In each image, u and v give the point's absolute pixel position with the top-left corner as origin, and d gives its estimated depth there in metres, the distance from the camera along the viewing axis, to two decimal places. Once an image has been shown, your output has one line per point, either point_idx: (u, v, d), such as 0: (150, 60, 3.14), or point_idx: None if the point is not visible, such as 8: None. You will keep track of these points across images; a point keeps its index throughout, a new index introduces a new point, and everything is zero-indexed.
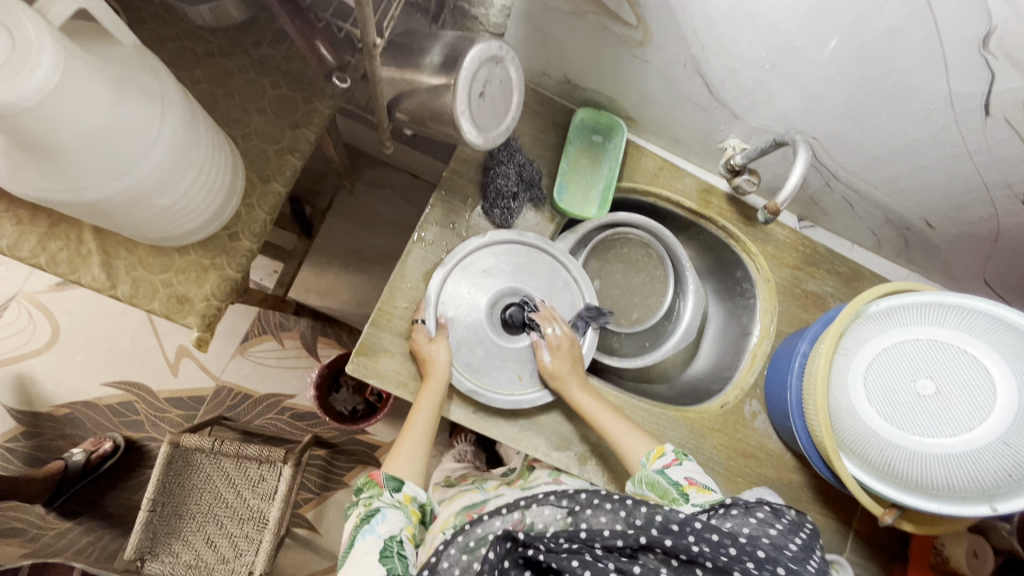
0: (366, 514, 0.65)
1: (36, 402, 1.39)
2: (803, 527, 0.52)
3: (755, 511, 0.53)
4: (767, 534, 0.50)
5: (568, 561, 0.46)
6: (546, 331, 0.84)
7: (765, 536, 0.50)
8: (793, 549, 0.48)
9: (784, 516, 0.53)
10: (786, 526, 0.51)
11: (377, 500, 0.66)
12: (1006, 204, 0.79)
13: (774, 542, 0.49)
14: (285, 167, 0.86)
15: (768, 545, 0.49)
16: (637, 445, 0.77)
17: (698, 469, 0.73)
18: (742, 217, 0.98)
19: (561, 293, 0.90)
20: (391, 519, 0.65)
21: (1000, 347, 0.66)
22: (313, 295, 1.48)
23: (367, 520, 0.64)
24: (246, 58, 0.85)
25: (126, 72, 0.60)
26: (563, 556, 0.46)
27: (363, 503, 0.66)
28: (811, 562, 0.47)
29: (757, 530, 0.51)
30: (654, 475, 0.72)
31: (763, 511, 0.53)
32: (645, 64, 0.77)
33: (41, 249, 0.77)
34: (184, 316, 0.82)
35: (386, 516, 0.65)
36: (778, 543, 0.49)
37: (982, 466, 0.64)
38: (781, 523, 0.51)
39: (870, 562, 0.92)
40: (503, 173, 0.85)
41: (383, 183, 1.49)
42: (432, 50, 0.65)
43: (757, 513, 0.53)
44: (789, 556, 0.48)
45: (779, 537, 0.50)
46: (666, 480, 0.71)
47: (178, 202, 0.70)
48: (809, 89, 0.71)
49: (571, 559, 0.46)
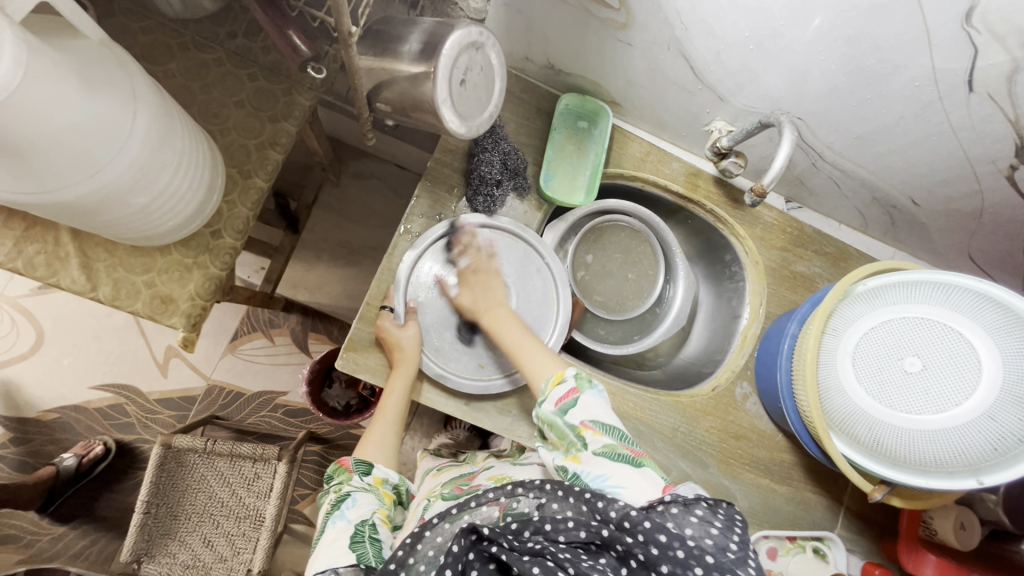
0: (337, 499, 0.66)
1: (23, 407, 1.38)
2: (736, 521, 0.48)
3: (694, 508, 0.48)
4: (709, 534, 0.46)
5: (529, 566, 0.45)
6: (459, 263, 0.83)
7: (708, 537, 0.46)
8: (736, 550, 0.45)
9: (719, 510, 0.48)
10: (723, 524, 0.47)
11: (347, 485, 0.68)
12: (990, 181, 0.79)
13: (717, 544, 0.46)
14: (266, 162, 0.85)
15: (713, 548, 0.45)
16: (543, 369, 0.71)
17: (598, 397, 0.64)
18: (730, 200, 0.98)
19: (533, 280, 0.89)
20: (362, 504, 0.66)
21: (986, 323, 0.67)
22: (302, 290, 1.47)
23: (337, 506, 0.65)
24: (222, 50, 0.83)
25: (93, 66, 0.58)
26: (524, 561, 0.45)
27: (334, 490, 0.68)
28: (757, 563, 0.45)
29: (699, 530, 0.46)
30: (552, 416, 0.64)
31: (702, 508, 0.48)
32: (629, 48, 0.76)
33: (17, 252, 0.75)
34: (169, 316, 0.80)
35: (356, 500, 0.66)
36: (720, 544, 0.46)
37: (968, 441, 0.65)
38: (719, 520, 0.47)
39: (861, 537, 0.94)
40: (487, 161, 0.84)
41: (369, 175, 1.47)
42: (410, 37, 0.64)
43: (696, 510, 0.48)
44: (733, 559, 0.45)
45: (721, 537, 0.46)
46: (563, 424, 0.63)
47: (156, 199, 0.69)
48: (795, 68, 0.70)
49: (532, 566, 0.45)
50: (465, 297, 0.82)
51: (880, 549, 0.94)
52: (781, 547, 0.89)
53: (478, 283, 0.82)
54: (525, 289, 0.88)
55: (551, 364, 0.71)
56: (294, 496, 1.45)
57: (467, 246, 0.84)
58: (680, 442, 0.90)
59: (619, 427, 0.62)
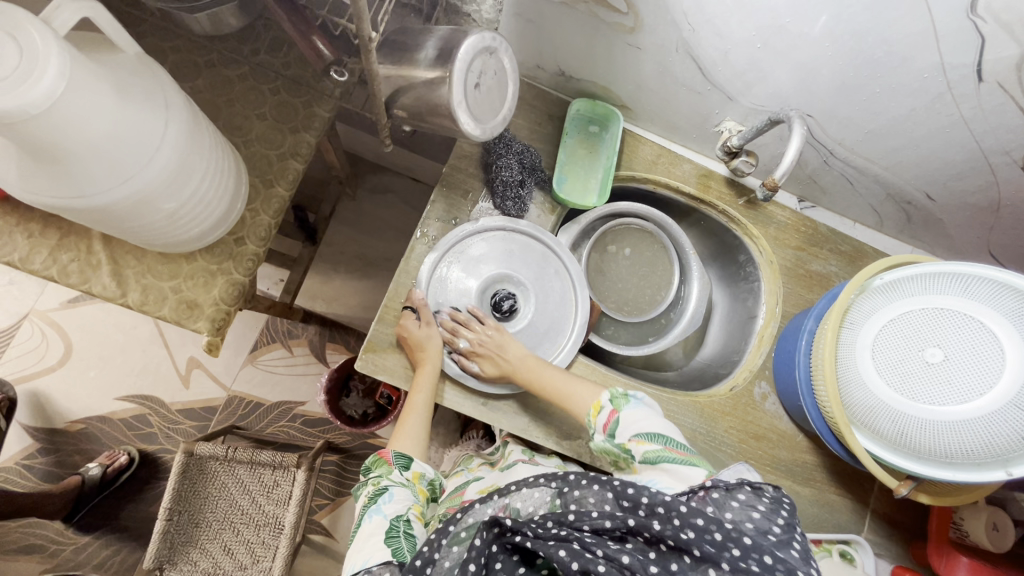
0: (375, 493, 0.68)
1: (51, 418, 1.41)
2: (781, 502, 0.50)
3: (737, 493, 0.50)
4: (751, 517, 0.48)
5: (555, 549, 0.45)
6: (461, 348, 0.82)
7: (748, 521, 0.48)
8: (777, 532, 0.47)
9: (764, 494, 0.50)
10: (768, 506, 0.49)
11: (385, 478, 0.70)
12: (1007, 171, 0.78)
13: (758, 527, 0.48)
14: (288, 171, 0.88)
15: (752, 531, 0.47)
16: (587, 397, 0.73)
17: (639, 408, 0.67)
18: (742, 200, 0.98)
19: (551, 282, 0.91)
20: (398, 498, 0.67)
21: (1005, 310, 0.66)
22: (320, 302, 1.50)
23: (375, 500, 0.67)
24: (246, 67, 0.87)
25: (130, 78, 0.62)
26: (551, 545, 0.45)
27: (373, 482, 0.70)
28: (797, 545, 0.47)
29: (740, 514, 0.49)
30: (602, 443, 0.67)
31: (744, 491, 0.50)
32: (638, 51, 0.78)
33: (52, 260, 0.79)
34: (194, 320, 0.83)
35: (393, 495, 0.67)
36: (761, 527, 0.48)
37: (994, 432, 0.64)
38: (764, 503, 0.49)
39: (890, 541, 0.91)
40: (507, 165, 0.86)
41: (385, 189, 1.51)
42: (426, 45, 0.67)
43: (739, 494, 0.50)
44: (773, 542, 0.46)
45: (763, 520, 0.48)
46: (613, 445, 0.65)
47: (184, 206, 0.71)
48: (802, 66, 0.71)
49: (559, 549, 0.45)
50: (487, 368, 0.80)
51: (909, 553, 0.91)
52: None
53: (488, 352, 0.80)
54: (543, 293, 0.90)
55: (592, 390, 0.74)
56: (312, 506, 1.45)
57: (459, 329, 0.82)
58: (700, 443, 0.89)
59: (665, 432, 0.62)
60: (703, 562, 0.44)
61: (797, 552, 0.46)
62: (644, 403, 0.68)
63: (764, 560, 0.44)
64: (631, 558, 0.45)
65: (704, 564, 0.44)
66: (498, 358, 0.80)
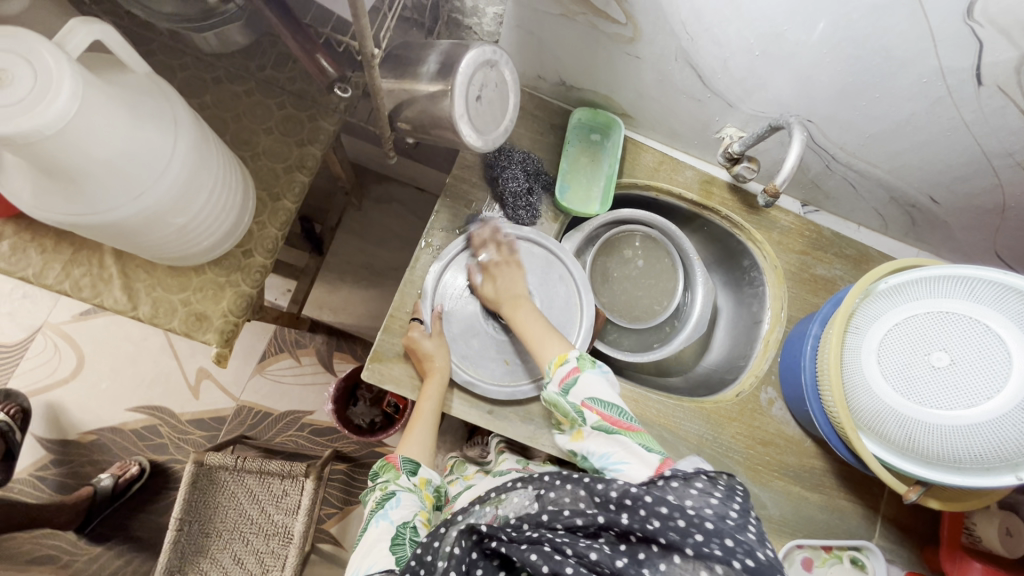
0: (382, 498, 0.68)
1: (64, 430, 1.43)
2: (736, 490, 0.51)
3: (695, 481, 0.50)
4: (710, 504, 0.48)
5: (528, 554, 0.46)
6: (479, 257, 0.86)
7: (707, 507, 0.48)
8: (734, 517, 0.47)
9: (720, 483, 0.51)
10: (723, 493, 0.49)
11: (393, 483, 0.71)
12: (1010, 173, 0.78)
13: (717, 512, 0.47)
14: (294, 184, 0.89)
15: (712, 516, 0.47)
16: (553, 351, 0.73)
17: (600, 375, 0.66)
18: (744, 205, 0.98)
19: (556, 287, 0.91)
20: (405, 504, 0.68)
21: (1011, 314, 0.65)
22: (327, 311, 1.51)
23: (382, 505, 0.67)
24: (253, 83, 0.89)
25: (139, 96, 0.63)
26: (523, 549, 0.46)
27: (381, 487, 0.70)
28: (753, 528, 0.47)
29: (699, 501, 0.48)
30: (556, 396, 0.68)
31: (701, 480, 0.50)
32: (637, 60, 0.79)
33: (65, 275, 0.80)
34: (203, 332, 0.84)
35: (400, 500, 0.68)
36: (720, 512, 0.47)
37: (1003, 436, 0.63)
38: (719, 490, 0.49)
39: (901, 548, 0.90)
40: (512, 176, 0.87)
41: (390, 199, 1.52)
42: (428, 59, 0.68)
43: (697, 482, 0.50)
44: (732, 526, 0.46)
45: (721, 505, 0.48)
46: (568, 406, 0.66)
47: (194, 220, 0.73)
48: (801, 73, 0.72)
49: (530, 553, 0.46)
50: (488, 288, 0.84)
51: (922, 560, 0.90)
52: (817, 557, 0.87)
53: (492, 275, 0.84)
54: (548, 296, 0.90)
55: (561, 345, 0.74)
56: (321, 515, 1.46)
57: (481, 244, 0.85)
58: (707, 450, 0.89)
59: (619, 403, 0.64)
60: (669, 549, 0.45)
61: (754, 534, 0.47)
62: (606, 372, 0.67)
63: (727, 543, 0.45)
64: (600, 554, 0.46)
65: (669, 551, 0.45)
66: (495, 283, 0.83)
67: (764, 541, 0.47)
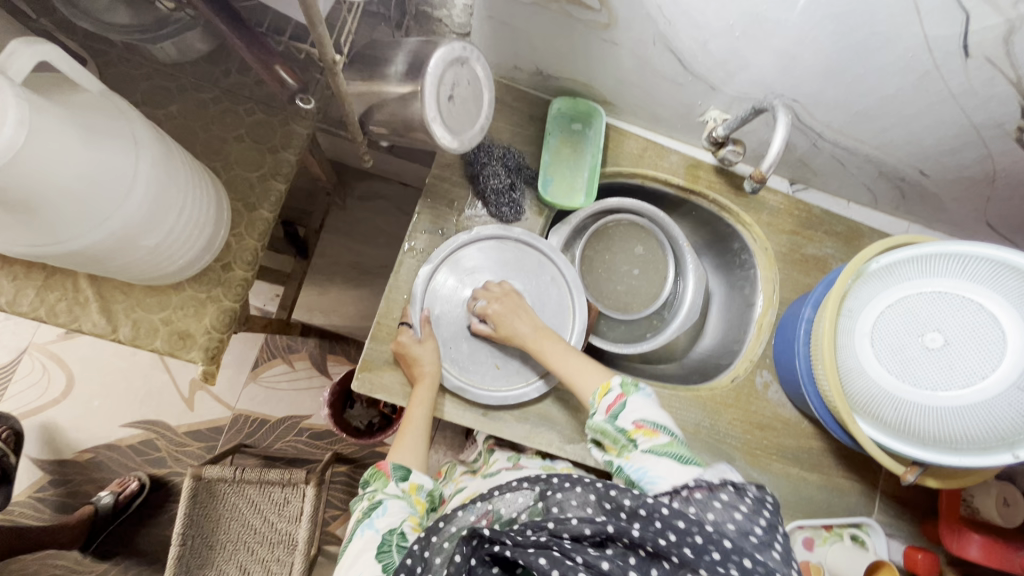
0: (369, 507, 0.67)
1: (60, 450, 1.41)
2: (766, 503, 0.52)
3: (719, 493, 0.52)
4: (732, 518, 0.50)
5: (535, 558, 0.46)
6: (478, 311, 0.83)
7: (731, 522, 0.49)
8: (757, 534, 0.48)
9: (748, 495, 0.51)
10: (750, 506, 0.51)
11: (381, 492, 0.69)
12: (1000, 143, 0.77)
13: (740, 528, 0.49)
14: (270, 192, 0.86)
15: (734, 531, 0.48)
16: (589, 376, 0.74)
17: (645, 399, 0.66)
18: (732, 187, 0.96)
19: (548, 292, 0.89)
20: (392, 511, 0.67)
21: (1005, 292, 0.65)
22: (317, 314, 1.49)
23: (368, 514, 0.66)
24: (218, 89, 0.85)
25: (96, 117, 0.60)
26: (530, 553, 0.46)
27: (368, 497, 0.69)
28: (775, 549, 0.48)
29: (721, 515, 0.50)
30: (603, 423, 0.66)
31: (727, 492, 0.52)
32: (615, 46, 0.76)
33: (40, 301, 0.78)
34: (187, 351, 0.82)
35: (387, 508, 0.67)
36: (743, 528, 0.49)
37: (997, 415, 0.63)
38: (746, 504, 0.51)
39: (900, 521, 0.91)
40: (492, 173, 0.85)
41: (374, 196, 1.49)
42: (396, 58, 0.65)
43: (722, 495, 0.52)
44: (753, 544, 0.48)
45: (745, 520, 0.49)
46: (614, 428, 0.65)
47: (166, 240, 0.71)
48: (783, 52, 0.69)
49: (539, 557, 0.46)
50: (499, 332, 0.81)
51: (921, 532, 0.91)
52: (817, 536, 0.88)
53: (504, 311, 0.80)
54: (540, 299, 0.88)
55: (599, 374, 0.73)
56: (326, 518, 1.46)
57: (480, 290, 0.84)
58: (704, 438, 0.88)
59: (668, 425, 0.63)
60: (682, 566, 0.46)
61: (778, 553, 0.48)
62: (652, 397, 0.67)
63: (745, 562, 0.46)
64: (611, 564, 0.46)
65: (682, 569, 0.46)
66: (514, 319, 0.80)
67: (787, 561, 0.48)
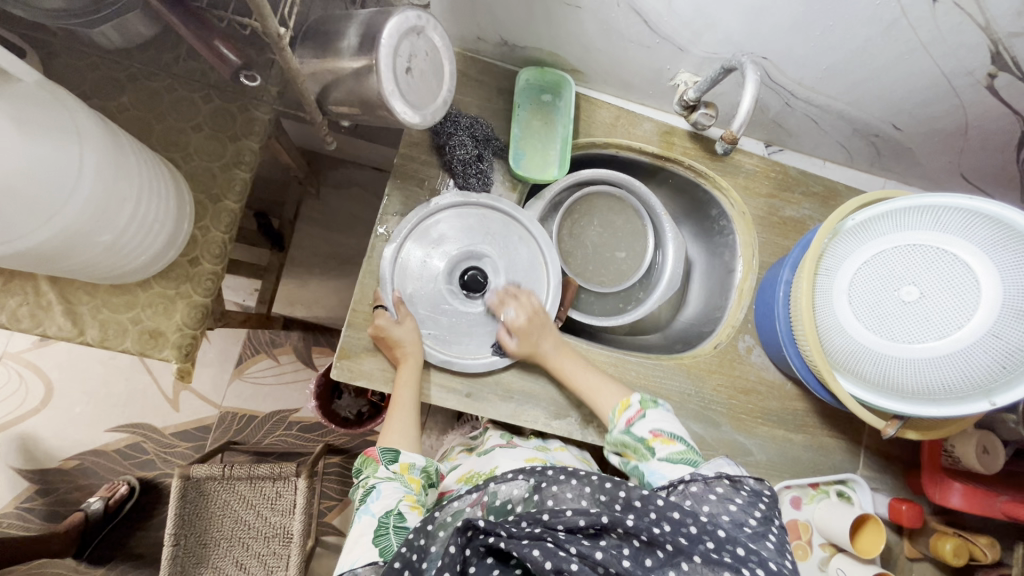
0: (364, 493, 0.67)
1: (45, 459, 1.39)
2: (763, 496, 0.54)
3: (716, 486, 0.54)
4: (727, 510, 0.52)
5: (529, 549, 0.45)
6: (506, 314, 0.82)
7: (725, 513, 0.51)
8: (752, 525, 0.50)
9: (744, 488, 0.54)
10: (746, 500, 0.53)
11: (373, 477, 0.68)
12: (970, 92, 0.76)
13: (734, 519, 0.51)
14: (234, 182, 0.83)
15: (728, 523, 0.50)
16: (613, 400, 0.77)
17: (664, 412, 0.71)
18: (706, 152, 0.95)
19: (517, 249, 0.88)
20: (386, 494, 0.66)
21: (979, 240, 0.64)
22: (299, 306, 1.47)
23: (364, 500, 0.66)
24: (169, 75, 0.81)
25: (33, 109, 0.57)
26: (524, 544, 0.45)
27: (362, 484, 0.68)
28: (770, 536, 0.50)
29: (717, 507, 0.52)
30: (622, 435, 0.71)
31: (723, 485, 0.54)
32: (578, 10, 0.74)
33: (1, 307, 0.75)
34: (159, 349, 0.80)
35: (380, 492, 0.66)
36: (737, 520, 0.51)
37: (974, 363, 0.64)
38: (741, 497, 0.53)
39: (883, 475, 0.93)
40: (459, 144, 0.81)
41: (349, 183, 1.44)
42: (349, 32, 0.62)
43: (717, 488, 0.54)
44: (747, 534, 0.50)
45: (740, 512, 0.51)
46: (633, 438, 0.69)
47: (123, 235, 0.68)
48: (750, 7, 0.67)
49: (533, 548, 0.45)
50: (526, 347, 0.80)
51: (904, 485, 0.93)
52: (804, 495, 0.89)
53: (532, 327, 0.80)
54: (509, 261, 0.88)
55: (618, 391, 0.77)
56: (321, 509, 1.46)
57: (506, 298, 0.83)
58: (690, 405, 0.88)
59: (685, 436, 0.68)
60: (676, 554, 0.46)
61: (772, 543, 0.49)
62: (668, 410, 0.72)
63: (739, 550, 0.47)
64: (605, 554, 0.46)
65: (676, 556, 0.46)
66: (542, 337, 0.80)
67: (782, 551, 0.49)
